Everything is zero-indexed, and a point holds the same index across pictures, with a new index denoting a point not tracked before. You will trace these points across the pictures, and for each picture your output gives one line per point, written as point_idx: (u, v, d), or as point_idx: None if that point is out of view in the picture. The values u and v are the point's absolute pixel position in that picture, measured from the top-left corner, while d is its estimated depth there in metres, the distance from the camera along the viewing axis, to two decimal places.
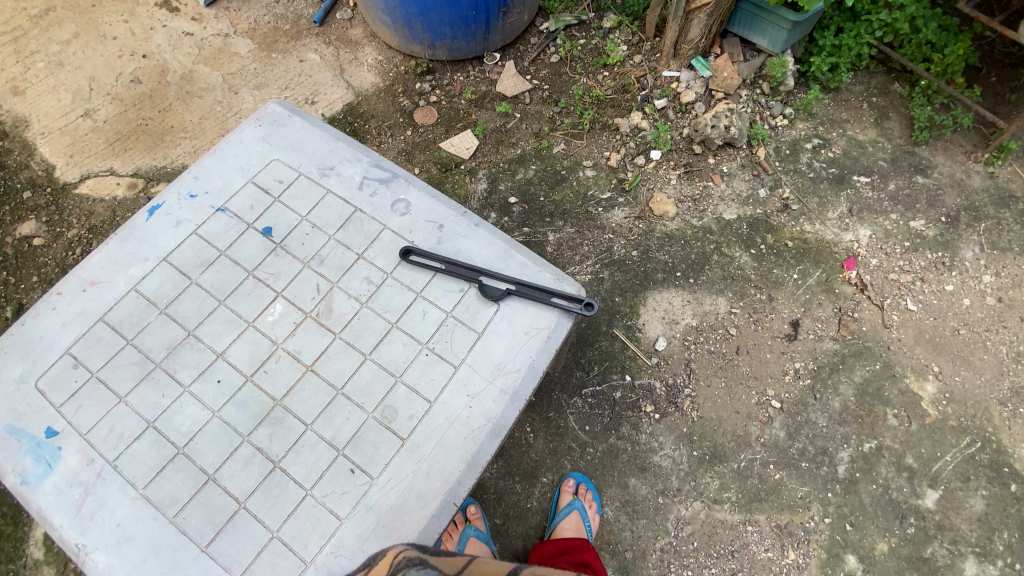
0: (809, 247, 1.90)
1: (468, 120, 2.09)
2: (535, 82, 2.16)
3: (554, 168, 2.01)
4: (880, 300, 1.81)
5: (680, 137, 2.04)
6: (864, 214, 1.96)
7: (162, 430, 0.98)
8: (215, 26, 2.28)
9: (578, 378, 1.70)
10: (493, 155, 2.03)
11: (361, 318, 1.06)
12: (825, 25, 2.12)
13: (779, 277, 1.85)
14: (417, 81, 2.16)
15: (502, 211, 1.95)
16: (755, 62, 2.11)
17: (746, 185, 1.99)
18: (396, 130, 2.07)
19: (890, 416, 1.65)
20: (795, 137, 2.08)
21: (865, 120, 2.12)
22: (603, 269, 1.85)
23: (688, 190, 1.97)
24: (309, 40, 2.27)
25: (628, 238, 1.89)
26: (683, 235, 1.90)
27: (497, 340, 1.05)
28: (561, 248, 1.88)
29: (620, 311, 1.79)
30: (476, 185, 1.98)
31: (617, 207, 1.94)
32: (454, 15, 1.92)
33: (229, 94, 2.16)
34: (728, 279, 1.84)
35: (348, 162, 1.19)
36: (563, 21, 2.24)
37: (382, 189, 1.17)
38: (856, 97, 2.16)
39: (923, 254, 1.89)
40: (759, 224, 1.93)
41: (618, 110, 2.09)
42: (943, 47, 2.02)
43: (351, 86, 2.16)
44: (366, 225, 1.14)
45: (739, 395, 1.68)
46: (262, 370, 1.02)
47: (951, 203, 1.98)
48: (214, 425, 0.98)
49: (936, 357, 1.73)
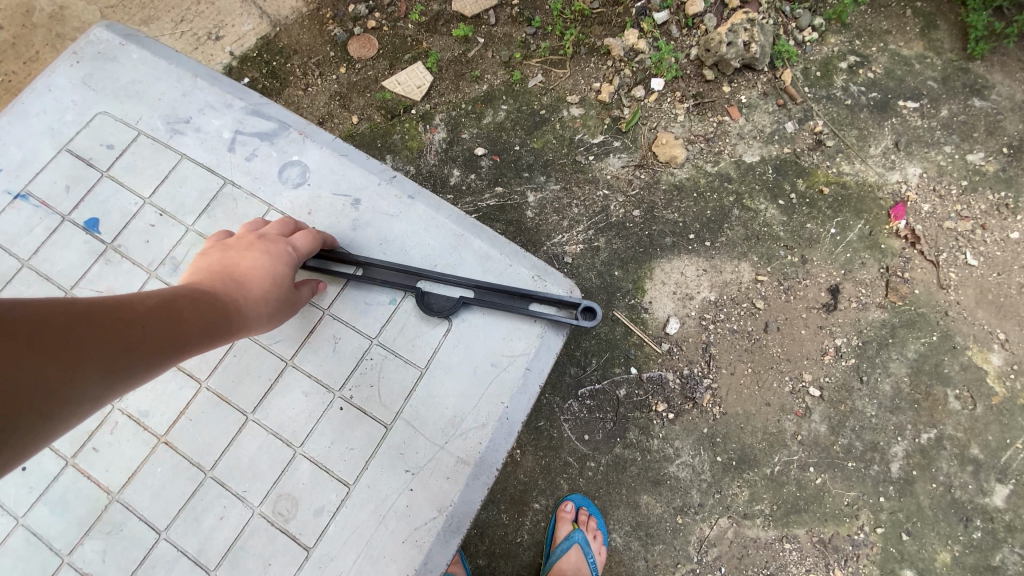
0: (848, 193, 1.55)
1: (418, 50, 1.64)
2: None
3: (530, 108, 1.60)
4: (935, 256, 1.49)
5: (686, 60, 1.62)
6: (912, 148, 1.60)
7: (9, 500, 0.89)
8: None
9: (573, 376, 1.38)
10: (452, 96, 1.60)
11: (228, 366, 0.93)
12: None
13: (813, 233, 1.51)
14: (348, 2, 1.67)
15: (467, 167, 1.55)
16: None
17: (769, 118, 1.60)
18: (327, 69, 1.62)
19: (951, 398, 1.36)
20: (827, 55, 1.68)
21: (908, 31, 1.72)
22: (598, 235, 1.49)
23: (699, 128, 1.58)
24: None
25: (627, 194, 1.52)
26: (695, 186, 1.53)
27: (443, 383, 0.91)
28: (544, 213, 1.51)
29: (622, 288, 1.45)
30: (433, 135, 1.57)
31: (613, 153, 1.56)
32: None
33: None
34: (751, 240, 1.49)
35: (212, 112, 0.95)
36: None
37: (264, 147, 0.95)
38: (896, 2, 1.74)
39: (985, 195, 1.56)
40: (788, 167, 1.56)
41: (608, 29, 1.65)
42: None
43: (265, 14, 1.68)
44: (241, 207, 0.92)
45: (768, 382, 1.38)
46: (91, 448, 0.90)
47: (1014, 129, 1.63)
48: (70, 491, 0.89)
49: (1002, 321, 1.43)
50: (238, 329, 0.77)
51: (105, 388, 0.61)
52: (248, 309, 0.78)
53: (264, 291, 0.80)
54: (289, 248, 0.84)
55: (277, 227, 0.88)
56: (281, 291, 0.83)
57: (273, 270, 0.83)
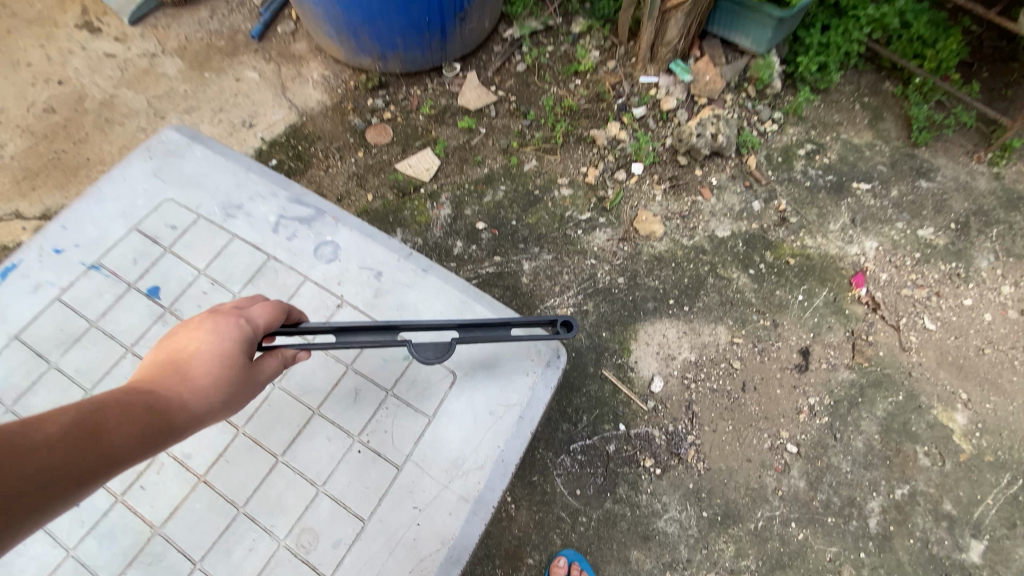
0: (812, 263, 1.72)
1: (428, 138, 1.87)
2: (501, 94, 1.95)
3: (526, 187, 1.80)
4: (895, 320, 1.63)
5: (662, 147, 1.85)
6: (867, 224, 1.79)
7: (59, 533, 0.96)
8: (141, 46, 2.07)
9: (565, 432, 1.47)
10: (457, 176, 1.81)
11: (267, 411, 1.02)
12: (809, 23, 2.00)
13: (782, 299, 1.65)
14: (368, 96, 1.94)
15: (469, 238, 1.73)
16: (738, 64, 1.94)
17: (738, 198, 1.81)
18: (347, 153, 1.84)
19: (920, 455, 1.44)
20: (787, 144, 1.92)
21: (858, 123, 1.98)
22: (587, 300, 1.64)
23: (676, 206, 1.78)
24: (247, 56, 2.03)
25: (612, 263, 1.69)
26: (674, 257, 1.70)
27: (449, 427, 1.01)
28: (538, 279, 1.67)
29: (610, 348, 1.57)
30: (439, 210, 1.76)
31: (599, 228, 1.74)
32: (404, 23, 1.72)
33: (155, 120, 1.92)
34: (727, 305, 1.64)
35: (261, 199, 1.09)
36: (529, 27, 2.03)
37: (303, 229, 1.07)
38: (846, 98, 2.02)
39: (936, 266, 1.73)
40: (756, 240, 1.74)
41: (593, 121, 1.89)
42: (934, 42, 1.98)
43: (294, 106, 1.93)
44: (282, 278, 1.04)
45: (748, 439, 1.47)
46: (138, 487, 0.98)
47: (958, 208, 1.83)
48: (117, 525, 0.95)
49: (963, 382, 1.54)
50: (182, 429, 0.70)
51: (13, 534, 0.51)
52: (194, 403, 0.71)
53: (214, 383, 0.73)
54: (241, 325, 0.79)
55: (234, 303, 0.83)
56: (234, 373, 0.77)
57: (224, 349, 0.77)
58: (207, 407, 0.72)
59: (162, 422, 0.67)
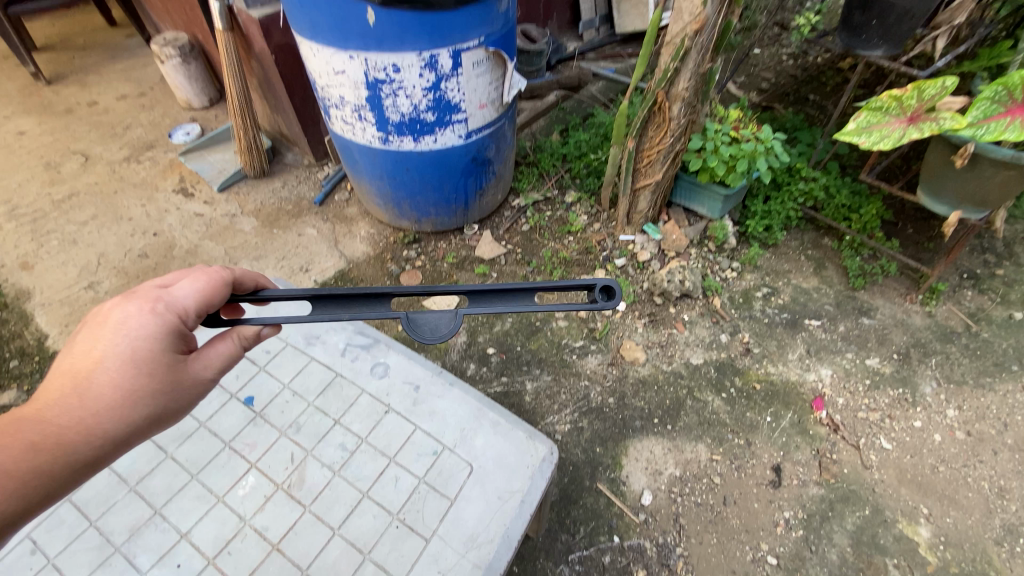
0: (776, 388, 1.99)
1: (449, 281, 2.30)
2: (509, 246, 2.43)
3: (528, 320, 2.16)
4: (855, 440, 1.85)
5: (641, 290, 2.25)
6: (821, 355, 2.10)
7: None
8: (225, 208, 2.63)
9: (564, 542, 1.62)
10: (472, 311, 2.19)
11: (332, 488, 1.15)
12: (755, 194, 2.53)
13: (752, 420, 1.89)
14: (403, 247, 2.43)
15: (480, 362, 2.04)
16: (698, 226, 2.42)
17: (707, 331, 2.15)
18: (383, 292, 2.26)
19: (891, 567, 1.58)
20: (746, 287, 2.32)
21: (805, 270, 2.39)
22: (581, 418, 1.89)
23: (655, 338, 2.11)
24: (308, 217, 2.58)
25: (603, 385, 1.97)
26: (656, 381, 1.99)
27: (470, 508, 1.11)
28: (539, 398, 1.94)
29: (603, 462, 1.78)
30: (456, 339, 2.10)
31: (591, 354, 2.06)
32: (438, 198, 2.26)
33: (229, 265, 2.38)
34: (704, 424, 1.88)
35: (333, 332, 1.41)
36: (531, 197, 2.60)
37: (363, 354, 1.37)
38: (793, 251, 2.47)
39: (885, 391, 1.99)
40: (726, 368, 2.04)
41: (584, 268, 2.32)
42: (858, 208, 2.44)
43: (343, 255, 2.40)
44: (346, 390, 1.31)
45: (732, 551, 1.61)
46: (225, 552, 1.06)
47: (899, 340, 2.14)
48: None
49: (923, 498, 1.71)
50: (97, 447, 0.80)
51: None
52: (109, 421, 0.81)
53: (120, 394, 0.81)
54: (144, 331, 0.84)
55: (153, 291, 0.89)
56: (148, 377, 0.84)
57: (133, 356, 0.83)
58: (125, 424, 0.82)
59: (73, 444, 0.78)
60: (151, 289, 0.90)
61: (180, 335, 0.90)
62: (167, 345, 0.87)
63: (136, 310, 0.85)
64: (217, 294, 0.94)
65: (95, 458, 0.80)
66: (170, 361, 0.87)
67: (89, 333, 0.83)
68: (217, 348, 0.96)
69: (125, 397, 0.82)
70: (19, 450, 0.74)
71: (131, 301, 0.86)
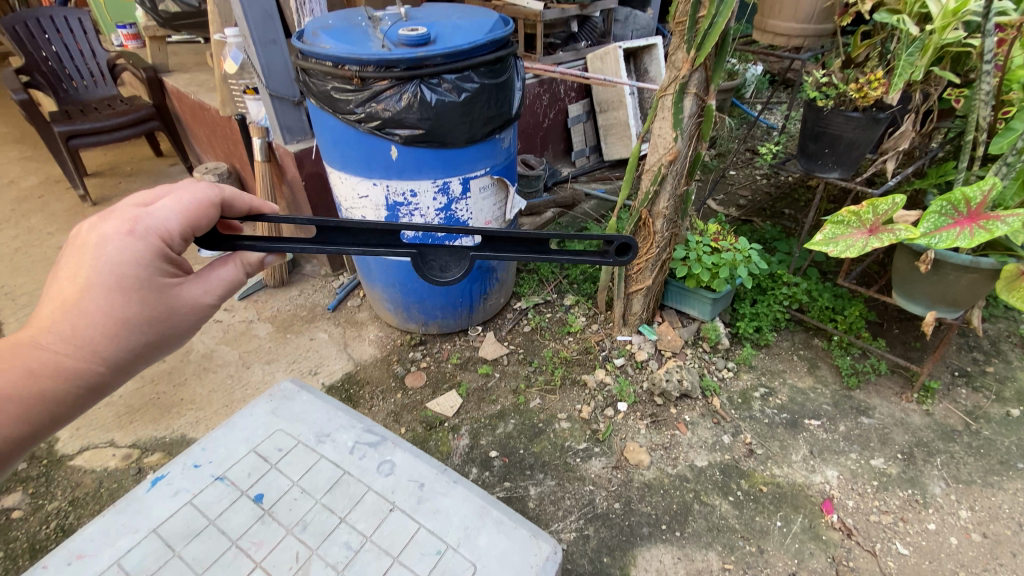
0: (783, 491, 1.96)
1: (453, 381, 2.38)
2: (511, 347, 2.55)
3: (531, 421, 2.20)
4: (870, 546, 1.79)
5: (641, 390, 2.30)
6: (825, 455, 2.09)
7: None
8: (244, 314, 2.80)
9: None
10: (475, 412, 2.24)
11: None
12: (742, 297, 2.70)
13: (763, 525, 1.85)
14: (410, 350, 2.54)
15: (483, 465, 2.04)
16: (691, 327, 2.54)
17: (709, 431, 2.17)
18: (388, 394, 2.33)
19: None
20: (743, 387, 2.38)
21: (799, 370, 2.47)
22: (587, 524, 1.85)
23: (658, 438, 2.13)
24: (321, 322, 2.73)
25: (608, 489, 1.95)
26: (661, 484, 1.97)
27: None
28: (543, 503, 1.91)
29: (611, 573, 1.71)
30: (459, 441, 2.13)
31: (594, 456, 2.06)
32: (444, 302, 2.43)
33: (242, 368, 2.48)
34: (714, 530, 1.83)
35: (343, 429, 1.47)
36: (532, 300, 2.77)
37: (370, 451, 1.41)
38: (785, 350, 2.57)
39: (895, 492, 1.96)
40: (731, 469, 2.03)
41: (584, 368, 2.41)
42: (842, 309, 2.57)
43: (352, 358, 2.51)
44: (352, 488, 1.33)
45: None
46: None
47: (901, 439, 2.15)
48: None
49: None
50: (95, 368, 0.85)
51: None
52: (104, 344, 0.85)
53: (108, 315, 0.84)
54: (125, 251, 0.86)
55: (132, 211, 0.89)
56: (134, 300, 0.87)
57: (116, 279, 0.85)
58: (119, 349, 0.86)
59: (71, 367, 0.82)
60: (130, 210, 0.90)
61: (168, 259, 0.93)
62: (150, 267, 0.89)
63: (116, 235, 0.86)
64: (204, 217, 0.95)
65: (100, 380, 0.86)
66: (160, 285, 0.90)
67: (70, 258, 0.84)
68: (217, 272, 1.02)
69: (113, 322, 0.85)
70: (19, 374, 0.79)
71: (110, 225, 0.87)
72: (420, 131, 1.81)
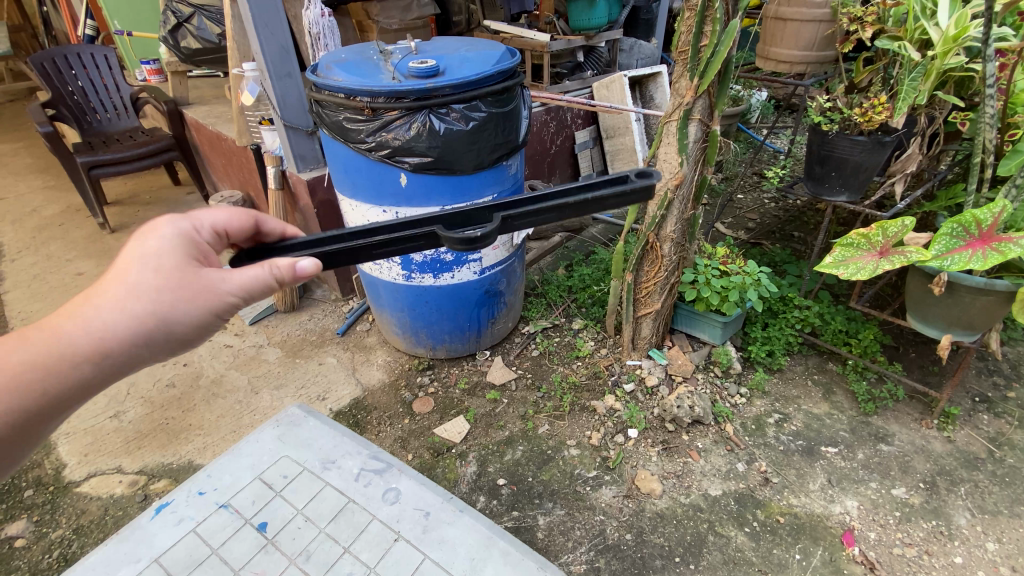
0: (801, 521, 1.90)
1: (461, 407, 2.36)
2: (519, 371, 2.53)
3: (539, 448, 2.16)
4: None
5: (651, 415, 2.26)
6: (843, 484, 2.03)
7: None
8: (253, 339, 2.82)
9: None
10: (483, 438, 2.21)
11: None
12: (753, 321, 2.67)
13: (781, 558, 1.78)
14: (418, 374, 2.53)
15: (490, 493, 2.00)
16: (702, 351, 2.50)
17: (723, 459, 2.12)
18: (395, 419, 2.31)
19: None
20: (756, 413, 2.33)
21: (814, 395, 2.41)
22: (598, 556, 1.79)
23: (670, 466, 2.08)
24: (330, 347, 2.74)
25: (619, 519, 1.90)
26: (674, 514, 1.92)
27: None
28: (552, 534, 1.86)
29: None
30: (466, 468, 2.10)
31: (605, 484, 2.02)
32: (453, 327, 2.43)
33: (250, 394, 2.48)
34: (730, 563, 1.77)
35: (349, 455, 1.46)
36: (540, 324, 2.76)
37: (376, 478, 1.40)
38: (799, 375, 2.52)
39: (918, 524, 1.89)
40: (746, 499, 1.97)
41: (593, 393, 2.38)
42: (857, 333, 2.52)
43: (360, 383, 2.51)
44: (357, 517, 1.32)
45: None
46: None
47: (922, 468, 2.07)
48: None
49: None
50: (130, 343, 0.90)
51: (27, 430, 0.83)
52: (139, 322, 0.89)
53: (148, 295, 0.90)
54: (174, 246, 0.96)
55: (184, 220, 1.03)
56: (173, 283, 0.92)
57: (160, 264, 0.93)
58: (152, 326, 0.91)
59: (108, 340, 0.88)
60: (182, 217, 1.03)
61: (197, 275, 0.95)
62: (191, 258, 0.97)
63: (167, 233, 0.97)
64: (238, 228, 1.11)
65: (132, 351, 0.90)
66: (193, 273, 0.95)
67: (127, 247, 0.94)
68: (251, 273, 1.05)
69: (147, 302, 0.90)
70: (64, 341, 0.85)
71: (164, 225, 0.98)
72: (429, 158, 1.85)
